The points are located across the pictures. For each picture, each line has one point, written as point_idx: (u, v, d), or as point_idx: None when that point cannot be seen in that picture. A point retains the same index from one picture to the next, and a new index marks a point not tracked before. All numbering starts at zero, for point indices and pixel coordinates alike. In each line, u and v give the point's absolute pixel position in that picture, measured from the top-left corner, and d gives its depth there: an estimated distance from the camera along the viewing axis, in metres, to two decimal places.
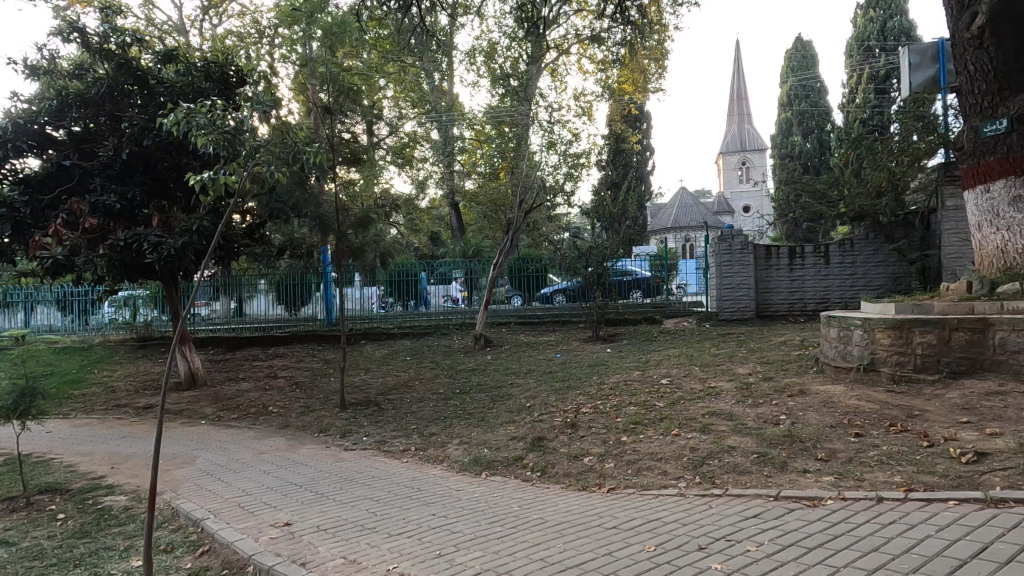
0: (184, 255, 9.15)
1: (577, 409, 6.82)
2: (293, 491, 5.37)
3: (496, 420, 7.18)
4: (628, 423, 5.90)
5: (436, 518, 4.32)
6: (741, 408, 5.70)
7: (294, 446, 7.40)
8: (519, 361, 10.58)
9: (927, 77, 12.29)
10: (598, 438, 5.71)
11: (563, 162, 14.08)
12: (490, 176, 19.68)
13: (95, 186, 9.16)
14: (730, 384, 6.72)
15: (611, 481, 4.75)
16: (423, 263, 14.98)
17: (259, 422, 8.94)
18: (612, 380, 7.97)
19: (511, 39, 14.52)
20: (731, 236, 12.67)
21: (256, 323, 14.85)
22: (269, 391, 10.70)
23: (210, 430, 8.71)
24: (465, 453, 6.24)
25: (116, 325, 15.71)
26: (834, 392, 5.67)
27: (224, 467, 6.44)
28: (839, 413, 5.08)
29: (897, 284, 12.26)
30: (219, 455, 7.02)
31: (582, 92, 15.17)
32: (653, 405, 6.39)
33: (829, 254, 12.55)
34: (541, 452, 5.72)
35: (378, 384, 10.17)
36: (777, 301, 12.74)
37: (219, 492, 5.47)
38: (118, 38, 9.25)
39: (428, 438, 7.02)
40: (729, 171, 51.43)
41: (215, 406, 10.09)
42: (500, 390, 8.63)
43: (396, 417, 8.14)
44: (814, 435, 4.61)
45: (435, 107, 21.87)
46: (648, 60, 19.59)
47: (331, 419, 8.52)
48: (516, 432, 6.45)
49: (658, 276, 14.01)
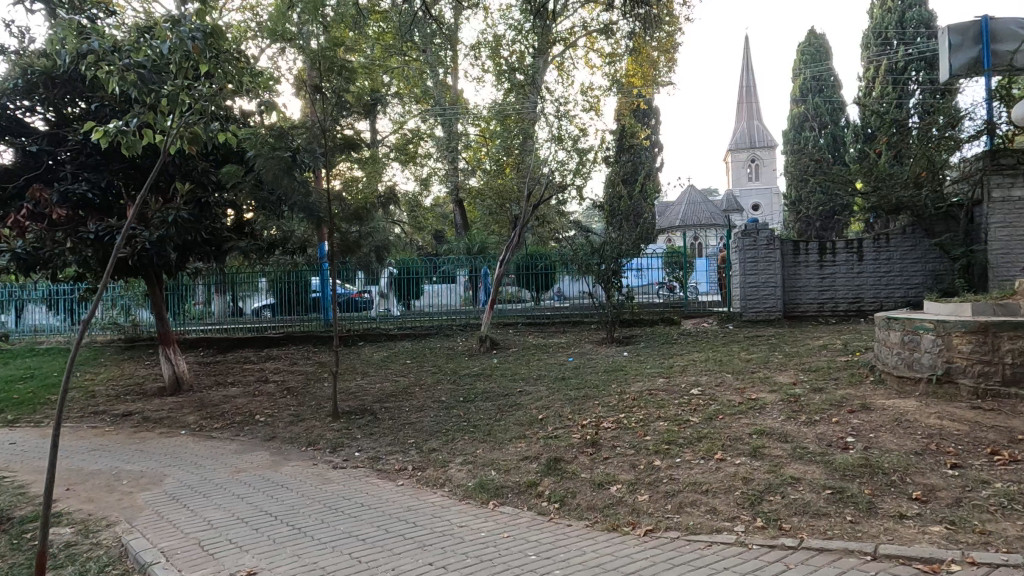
0: (161, 249, 8.39)
1: (597, 423, 5.96)
2: (265, 524, 4.55)
3: (504, 434, 6.35)
4: (660, 443, 5.04)
5: (434, 570, 3.48)
6: (795, 426, 4.85)
7: (277, 463, 6.58)
8: (529, 366, 9.72)
9: (970, 58, 11.33)
10: (625, 461, 4.85)
11: (572, 158, 13.21)
12: (495, 172, 18.79)
13: (65, 174, 8.42)
14: (773, 396, 5.85)
15: (647, 520, 3.89)
16: (426, 260, 13.99)
17: (243, 433, 8.12)
18: (633, 389, 7.11)
19: (516, 31, 13.66)
20: (756, 231, 11.77)
21: (251, 324, 14.09)
22: (258, 397, 9.91)
23: (189, 442, 7.91)
24: (471, 476, 5.38)
25: (103, 326, 14.90)
26: (906, 408, 4.82)
27: (193, 489, 5.63)
28: (921, 435, 4.22)
29: (937, 282, 11.32)
30: (191, 474, 6.21)
31: (590, 87, 14.31)
32: (686, 420, 5.53)
33: (862, 250, 11.65)
34: (559, 478, 4.87)
35: (375, 391, 9.33)
36: (806, 301, 11.85)
37: (179, 526, 4.64)
38: (85, 8, 8.38)
39: (429, 456, 6.18)
40: (739, 169, 50.29)
41: (198, 414, 9.28)
42: (508, 399, 7.78)
43: (393, 429, 7.31)
44: (899, 465, 3.76)
45: (440, 101, 20.67)
46: (656, 52, 18.72)
47: (321, 431, 7.69)
48: (528, 451, 5.61)
49: (675, 274, 13.10)
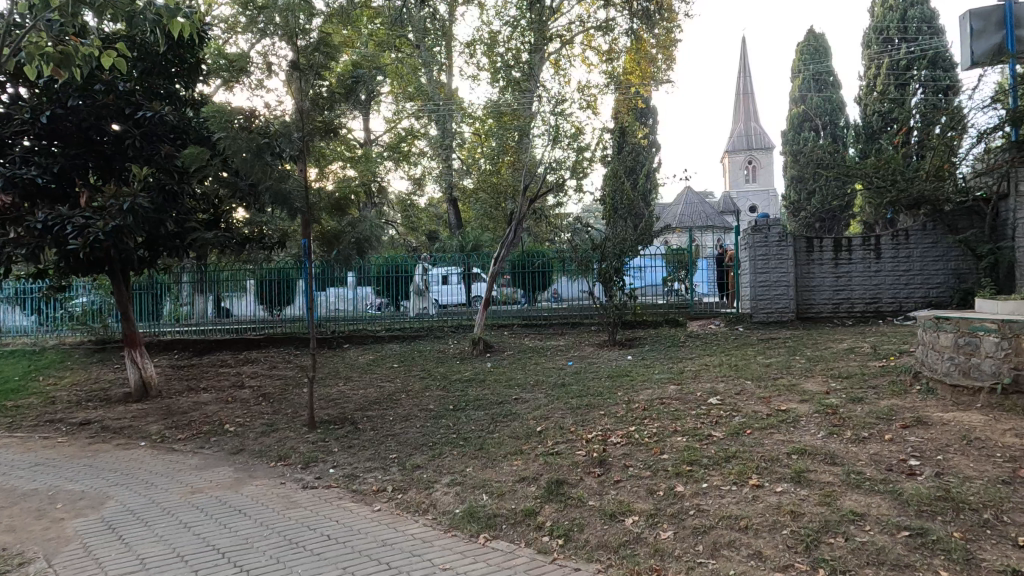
0: (119, 242, 7.56)
1: (603, 438, 5.21)
2: (209, 566, 3.77)
3: (498, 449, 5.58)
4: (681, 464, 4.28)
5: None
6: (840, 444, 4.11)
7: (241, 482, 5.80)
8: (525, 371, 8.93)
9: (992, 44, 10.62)
10: (642, 486, 4.09)
11: (570, 155, 12.47)
12: (489, 171, 18.03)
13: (14, 156, 7.64)
14: (807, 407, 5.10)
15: (675, 566, 3.16)
16: (416, 258, 13.18)
17: (208, 445, 7.31)
18: (642, 397, 6.34)
19: (510, 25, 12.90)
20: (766, 227, 11.06)
21: (232, 324, 13.28)
22: (230, 404, 9.08)
23: (146, 455, 7.10)
24: (458, 500, 4.62)
25: (72, 327, 13.94)
26: (972, 421, 4.12)
27: (135, 515, 4.85)
28: (1004, 458, 3.53)
29: (959, 282, 10.63)
30: (138, 495, 5.42)
31: (587, 85, 13.59)
32: (707, 435, 4.78)
33: (880, 247, 10.98)
34: (561, 505, 4.12)
35: (357, 398, 8.53)
36: (819, 302, 11.14)
37: (105, 566, 3.86)
38: None
39: (411, 474, 5.41)
40: (734, 171, 49.81)
41: (162, 423, 8.44)
42: (502, 408, 7.00)
43: (374, 442, 6.54)
44: (989, 499, 3.09)
45: (432, 99, 19.93)
46: (654, 48, 17.93)
47: (294, 443, 6.90)
48: (525, 471, 4.85)
49: (681, 274, 12.31)
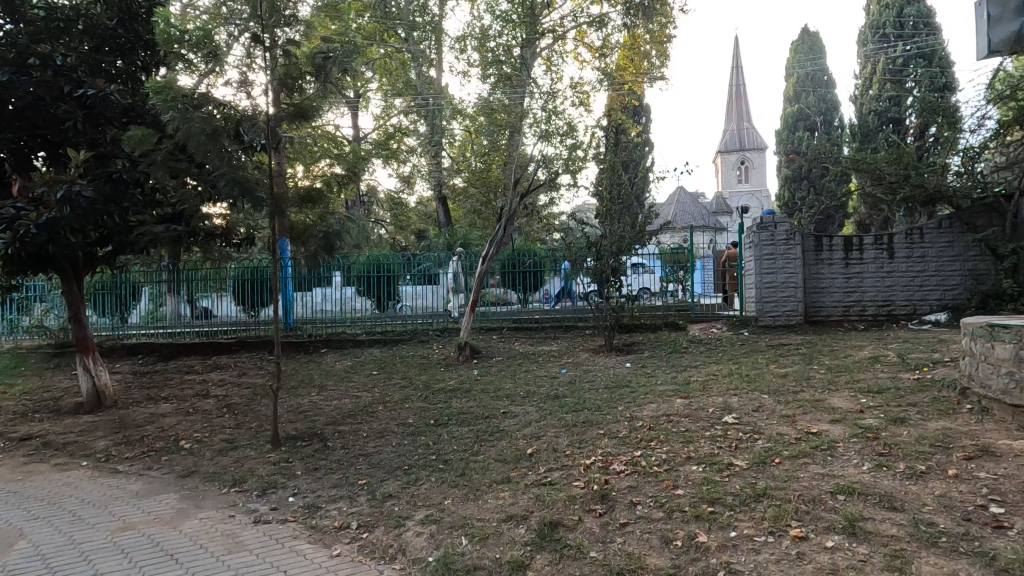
0: (57, 235, 6.71)
1: (605, 465, 4.45)
2: None
3: (482, 476, 4.81)
4: (702, 503, 3.53)
5: None
6: (895, 481, 3.38)
7: (185, 513, 4.99)
8: (514, 380, 8.15)
9: None
10: (657, 533, 3.34)
11: (561, 154, 11.70)
12: (479, 170, 17.24)
13: None
14: (841, 429, 4.38)
15: None
16: (400, 256, 12.40)
17: (156, 466, 6.47)
18: (646, 414, 5.57)
19: (500, 18, 12.12)
20: (773, 224, 10.38)
21: (203, 326, 12.40)
22: (190, 416, 8.23)
23: (84, 478, 6.26)
24: (433, 545, 3.84)
25: (29, 330, 12.99)
26: None
27: (45, 563, 4.04)
28: None
29: (977, 283, 10.01)
30: (58, 533, 4.60)
31: (579, 81, 12.86)
32: (727, 464, 4.04)
33: (892, 246, 10.33)
34: (555, 556, 3.37)
35: (330, 410, 7.71)
36: (829, 303, 10.48)
37: None
38: None
39: (381, 507, 4.63)
40: (727, 171, 49.35)
41: (112, 438, 7.58)
42: (488, 424, 6.21)
43: (341, 464, 5.73)
44: None
45: (418, 95, 19.04)
46: (648, 44, 17.14)
47: (252, 464, 6.08)
48: (512, 507, 4.09)
49: (681, 275, 11.62)
